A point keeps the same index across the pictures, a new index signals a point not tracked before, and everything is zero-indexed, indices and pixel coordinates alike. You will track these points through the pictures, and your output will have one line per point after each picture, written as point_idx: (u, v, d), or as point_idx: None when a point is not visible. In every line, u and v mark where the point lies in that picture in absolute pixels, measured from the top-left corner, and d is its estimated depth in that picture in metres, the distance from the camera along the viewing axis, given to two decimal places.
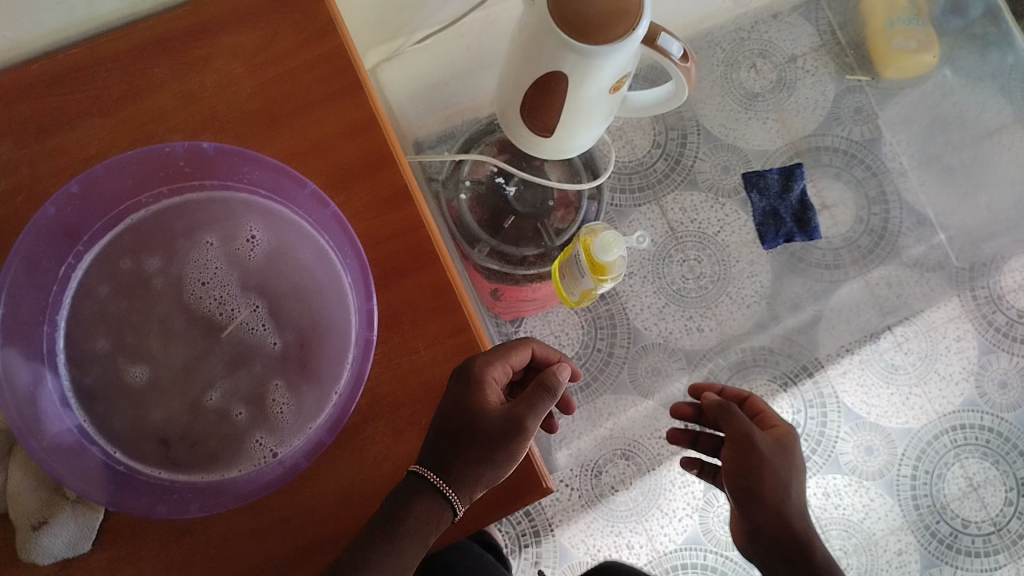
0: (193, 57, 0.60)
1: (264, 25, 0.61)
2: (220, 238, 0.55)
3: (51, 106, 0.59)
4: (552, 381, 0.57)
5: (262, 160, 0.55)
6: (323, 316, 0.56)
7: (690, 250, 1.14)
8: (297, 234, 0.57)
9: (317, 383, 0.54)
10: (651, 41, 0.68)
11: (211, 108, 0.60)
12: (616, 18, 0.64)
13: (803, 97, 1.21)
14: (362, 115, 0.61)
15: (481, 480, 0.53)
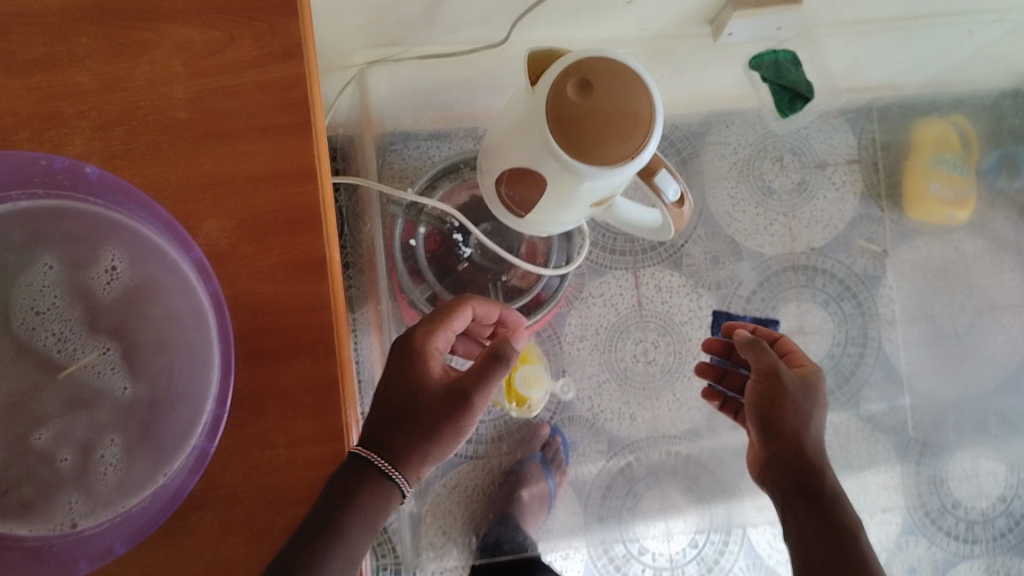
0: (131, 40, 0.52)
1: (221, 29, 0.53)
2: (69, 263, 0.49)
3: None
4: (506, 349, 0.63)
5: (154, 208, 0.50)
6: (177, 382, 0.49)
7: (651, 331, 1.06)
8: (172, 282, 0.50)
9: (154, 451, 0.49)
10: (648, 176, 0.63)
11: (132, 106, 0.52)
12: (620, 136, 0.58)
13: (819, 207, 1.10)
14: (299, 165, 0.53)
15: (431, 448, 0.59)
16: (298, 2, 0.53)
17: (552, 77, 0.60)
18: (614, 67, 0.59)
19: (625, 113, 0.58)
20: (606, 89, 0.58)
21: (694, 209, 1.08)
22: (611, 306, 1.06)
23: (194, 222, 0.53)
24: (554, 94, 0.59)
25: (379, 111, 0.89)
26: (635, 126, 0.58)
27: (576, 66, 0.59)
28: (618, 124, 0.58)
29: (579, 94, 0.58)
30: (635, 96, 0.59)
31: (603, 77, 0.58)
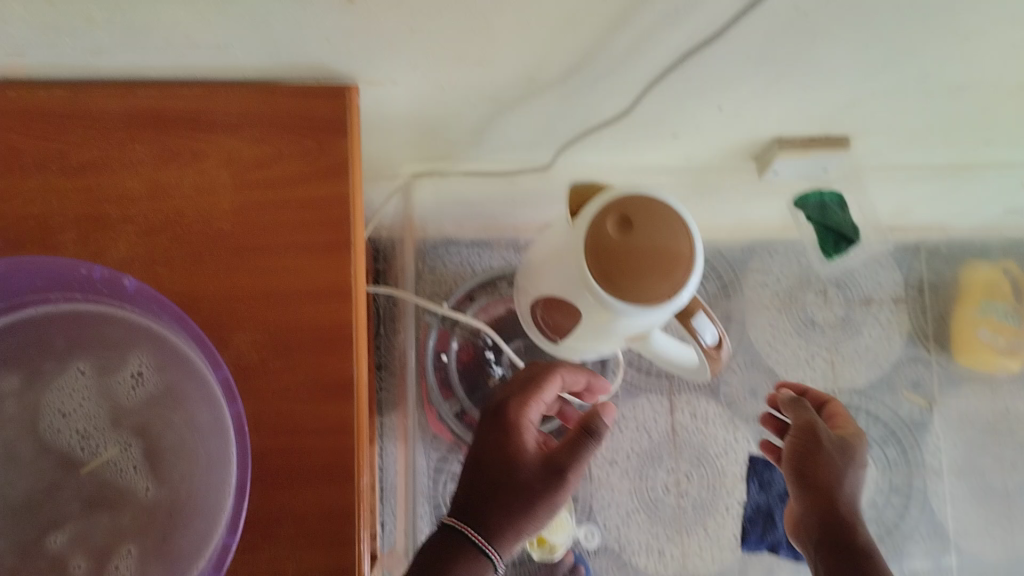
0: (183, 148, 0.52)
1: (270, 142, 0.53)
2: (100, 365, 0.49)
3: (12, 147, 0.51)
4: (598, 426, 0.62)
5: (187, 322, 0.48)
6: (192, 495, 0.48)
7: (684, 461, 1.01)
8: (197, 391, 0.48)
9: (166, 566, 0.47)
10: (685, 317, 0.62)
11: (176, 213, 0.52)
12: (659, 273, 0.58)
13: (863, 345, 1.06)
14: (334, 283, 0.53)
15: (529, 523, 0.57)
16: (348, 122, 0.54)
17: (592, 211, 0.60)
18: (655, 205, 0.60)
19: (665, 251, 0.58)
20: (647, 226, 0.59)
21: (734, 335, 1.06)
22: (643, 431, 1.02)
23: (224, 333, 0.51)
24: (594, 229, 0.59)
25: (423, 217, 0.90)
26: (675, 265, 0.58)
27: (617, 203, 0.60)
28: (658, 263, 0.58)
29: (620, 231, 0.59)
30: (675, 235, 0.59)
31: (644, 215, 0.59)
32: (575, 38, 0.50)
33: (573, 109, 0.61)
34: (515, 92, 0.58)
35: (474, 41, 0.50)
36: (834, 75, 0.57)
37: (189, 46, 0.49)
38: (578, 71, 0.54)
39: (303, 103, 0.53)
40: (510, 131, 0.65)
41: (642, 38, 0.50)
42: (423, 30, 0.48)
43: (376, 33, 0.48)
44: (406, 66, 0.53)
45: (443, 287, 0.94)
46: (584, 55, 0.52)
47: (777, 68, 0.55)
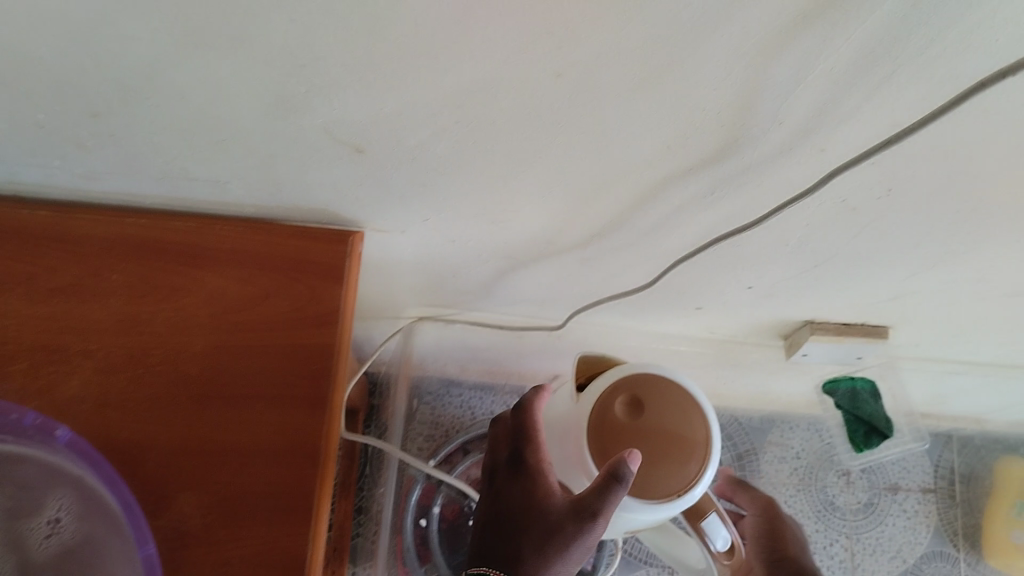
0: (161, 281, 0.48)
1: (257, 283, 0.49)
2: (11, 511, 0.44)
3: None
4: (626, 469, 0.49)
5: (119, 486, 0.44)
6: None
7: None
8: (117, 552, 0.44)
9: None
10: (695, 517, 0.55)
11: (142, 350, 0.47)
12: (669, 464, 0.52)
13: (886, 535, 0.97)
14: (303, 447, 0.47)
15: (562, 569, 0.49)
16: (346, 273, 0.49)
17: (600, 387, 0.55)
18: (670, 387, 0.55)
19: (677, 441, 0.53)
20: (659, 410, 0.54)
21: None
22: None
23: (168, 490, 0.45)
24: (599, 406, 0.54)
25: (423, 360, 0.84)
26: (687, 457, 0.53)
27: (628, 381, 0.55)
28: (668, 453, 0.52)
29: (627, 413, 0.53)
30: (691, 423, 0.54)
31: (657, 399, 0.54)
32: (599, 208, 0.46)
33: (592, 273, 0.57)
34: (531, 252, 0.53)
35: (490, 200, 0.46)
36: (879, 270, 0.52)
37: (184, 179, 0.45)
38: (599, 238, 0.50)
39: (300, 245, 0.49)
40: (521, 287, 0.61)
41: (671, 216, 0.46)
42: (435, 187, 0.45)
43: (385, 185, 0.45)
44: (415, 218, 0.49)
45: (437, 433, 0.88)
46: (608, 224, 0.48)
47: (816, 257, 0.51)
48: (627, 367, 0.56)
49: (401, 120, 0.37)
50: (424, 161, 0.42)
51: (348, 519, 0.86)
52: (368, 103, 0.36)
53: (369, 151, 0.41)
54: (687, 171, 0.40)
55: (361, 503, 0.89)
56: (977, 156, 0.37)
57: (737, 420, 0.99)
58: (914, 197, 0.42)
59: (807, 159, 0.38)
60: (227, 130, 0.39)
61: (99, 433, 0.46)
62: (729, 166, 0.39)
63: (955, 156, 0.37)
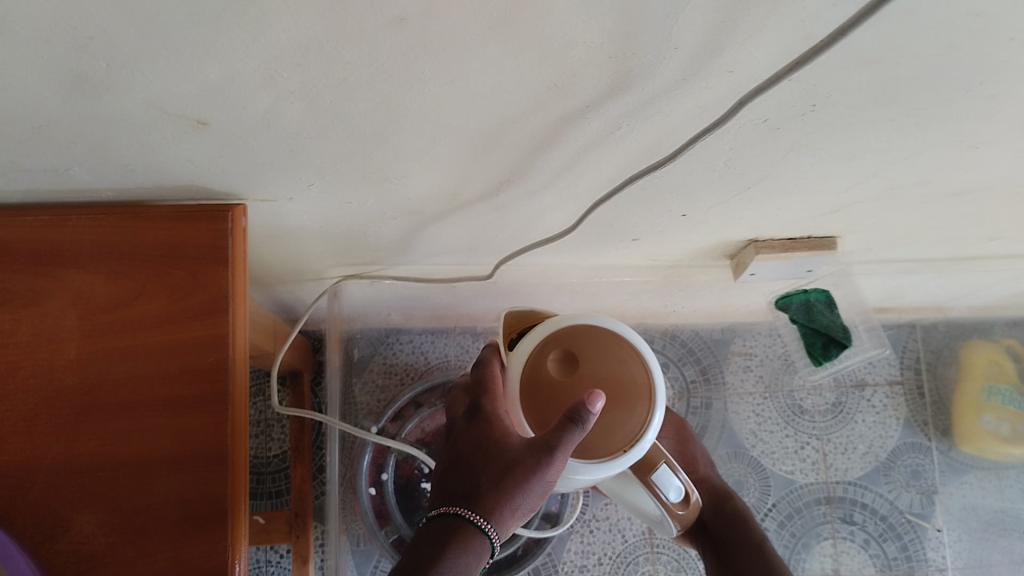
0: (20, 286, 0.43)
1: (131, 276, 0.44)
2: None
3: None
4: (584, 412, 0.47)
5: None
6: None
7: (662, 564, 0.85)
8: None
9: None
10: (646, 471, 0.56)
11: (6, 365, 0.42)
12: (611, 420, 0.52)
13: (856, 433, 0.96)
14: (206, 451, 0.42)
15: (522, 503, 0.46)
16: (231, 252, 0.44)
17: (531, 343, 0.54)
18: (605, 338, 0.54)
19: (618, 394, 0.52)
20: (596, 363, 0.53)
21: (715, 427, 0.95)
22: (617, 532, 0.86)
23: (63, 514, 0.41)
24: (531, 364, 0.53)
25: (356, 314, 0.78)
26: (629, 409, 0.52)
27: (558, 337, 0.54)
28: (611, 406, 0.52)
29: (562, 369, 0.52)
30: (630, 373, 0.53)
31: (592, 352, 0.53)
32: (498, 155, 0.41)
33: (511, 220, 0.52)
34: (440, 206, 0.49)
35: (375, 159, 0.41)
36: (821, 183, 0.47)
37: (17, 172, 0.39)
38: (510, 185, 0.45)
39: (173, 228, 0.44)
40: (441, 239, 0.56)
41: (580, 157, 0.41)
42: (307, 152, 0.39)
43: (250, 155, 0.39)
44: (298, 184, 0.44)
45: (393, 381, 0.84)
46: (513, 170, 0.43)
47: (747, 180, 0.46)
48: (557, 321, 0.54)
49: (234, 87, 0.32)
50: (283, 128, 0.36)
51: (308, 482, 0.84)
52: (188, 72, 0.30)
53: (214, 123, 0.35)
54: (582, 110, 0.35)
55: (322, 462, 0.87)
56: (902, 60, 0.32)
57: (699, 334, 0.97)
58: (843, 109, 0.37)
59: (713, 83, 0.33)
60: (38, 118, 0.33)
61: None
62: (627, 101, 0.34)
63: (879, 63, 0.32)
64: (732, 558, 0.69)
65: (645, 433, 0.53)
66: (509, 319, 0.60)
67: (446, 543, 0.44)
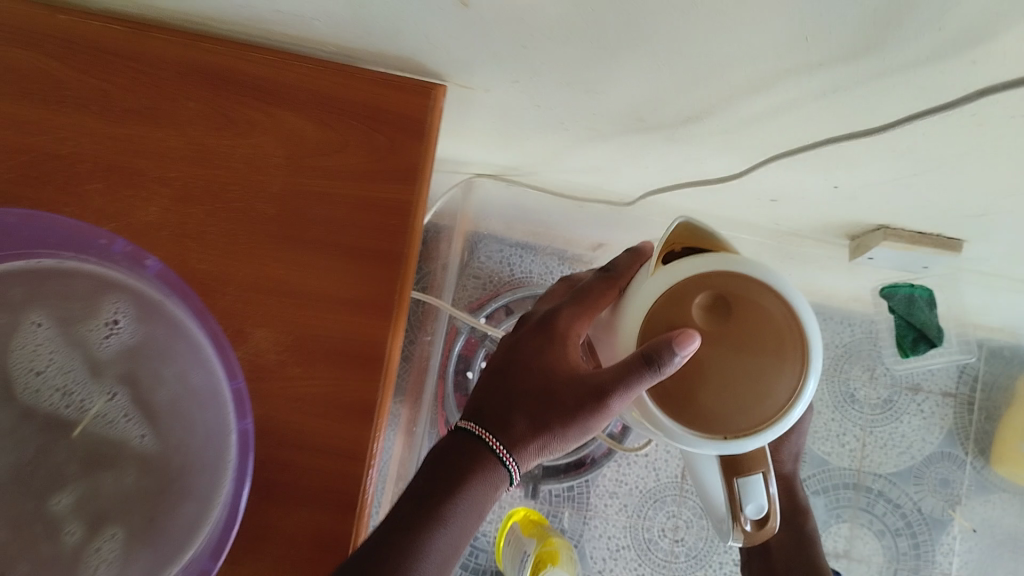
0: (243, 115, 0.47)
1: (339, 128, 0.47)
2: (67, 317, 0.43)
3: (75, 84, 0.47)
4: (665, 357, 0.39)
5: (206, 320, 0.44)
6: (179, 481, 0.43)
7: (687, 508, 0.86)
8: (195, 369, 0.44)
9: (155, 550, 0.42)
10: (731, 472, 0.44)
11: (220, 184, 0.46)
12: (741, 394, 0.40)
13: (897, 432, 0.98)
14: (377, 301, 0.47)
15: (555, 448, 0.45)
16: (429, 126, 0.48)
17: (683, 272, 0.41)
18: (774, 297, 0.41)
19: (754, 377, 0.40)
20: (751, 325, 0.41)
21: None
22: (652, 470, 0.86)
23: (246, 326, 0.46)
24: (670, 296, 0.41)
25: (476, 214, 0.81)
26: (755, 395, 0.40)
27: (721, 277, 0.41)
28: (737, 382, 0.40)
29: (701, 318, 0.41)
30: (782, 347, 0.41)
31: (746, 314, 0.41)
32: (701, 91, 0.43)
33: (672, 153, 0.54)
34: (616, 125, 0.51)
35: (587, 68, 0.43)
36: (981, 184, 0.49)
37: (271, 10, 0.44)
38: (694, 122, 0.48)
39: (385, 94, 0.47)
40: (593, 156, 0.59)
41: (774, 108, 0.44)
42: (533, 50, 0.42)
43: (479, 42, 0.43)
44: (502, 77, 0.47)
45: (477, 284, 0.85)
46: (704, 109, 0.46)
47: (918, 164, 0.48)
48: (727, 256, 0.41)
49: None
50: (530, 27, 0.39)
51: None
52: None
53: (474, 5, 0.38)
54: (812, 66, 0.38)
55: None
56: None
57: None
58: None
59: (948, 68, 0.36)
60: None
61: (183, 262, 0.46)
62: (860, 66, 0.37)
63: None
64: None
65: (757, 432, 0.40)
66: (678, 230, 0.45)
67: (467, 472, 0.44)
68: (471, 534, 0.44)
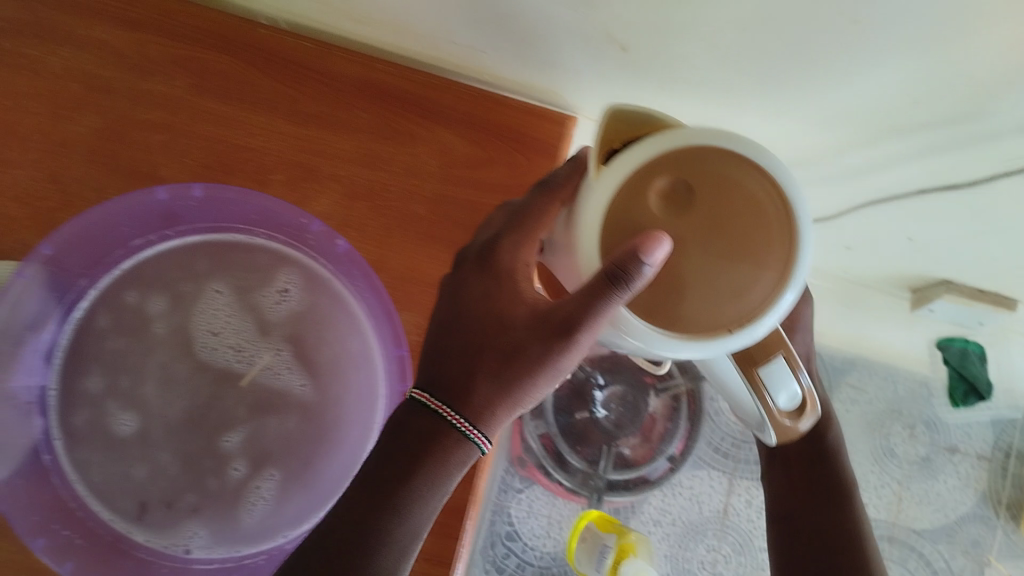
0: (404, 127, 0.54)
1: (484, 145, 0.55)
2: (245, 286, 0.51)
3: (263, 87, 0.54)
4: (633, 271, 0.32)
5: (380, 295, 0.51)
6: (333, 435, 0.50)
7: (726, 543, 0.89)
8: (355, 340, 0.51)
9: (309, 491, 0.49)
10: (751, 362, 0.40)
11: (380, 185, 0.54)
12: (731, 286, 0.34)
13: (933, 490, 0.97)
14: None
15: (522, 389, 0.41)
16: (563, 149, 0.55)
17: (631, 161, 0.34)
18: (740, 166, 0.34)
19: (740, 268, 0.34)
20: (719, 203, 0.34)
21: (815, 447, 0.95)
22: (696, 502, 0.90)
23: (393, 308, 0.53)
24: (625, 194, 0.34)
25: None
26: (745, 287, 0.34)
27: (675, 161, 0.34)
28: (723, 271, 0.34)
29: (665, 215, 0.34)
30: (764, 226, 0.34)
31: (713, 193, 0.34)
32: (811, 140, 0.51)
33: None
34: None
35: (714, 114, 0.50)
36: None
37: (447, 41, 0.52)
38: (795, 170, 0.55)
39: (529, 119, 0.55)
40: None
41: (876, 150, 0.50)
42: (668, 93, 0.49)
43: (623, 81, 0.50)
44: None
45: None
46: (808, 157, 0.53)
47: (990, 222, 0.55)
48: (673, 132, 0.34)
49: (680, 34, 0.43)
50: (677, 72, 0.47)
51: None
52: (648, 9, 0.41)
53: (631, 49, 0.46)
54: (927, 125, 0.46)
55: None
56: None
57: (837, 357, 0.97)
58: None
59: None
60: (512, 10, 0.45)
61: None
62: (974, 127, 0.45)
63: None
64: (816, 522, 0.58)
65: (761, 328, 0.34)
66: (609, 117, 0.38)
67: (425, 455, 0.41)
68: (430, 507, 0.42)
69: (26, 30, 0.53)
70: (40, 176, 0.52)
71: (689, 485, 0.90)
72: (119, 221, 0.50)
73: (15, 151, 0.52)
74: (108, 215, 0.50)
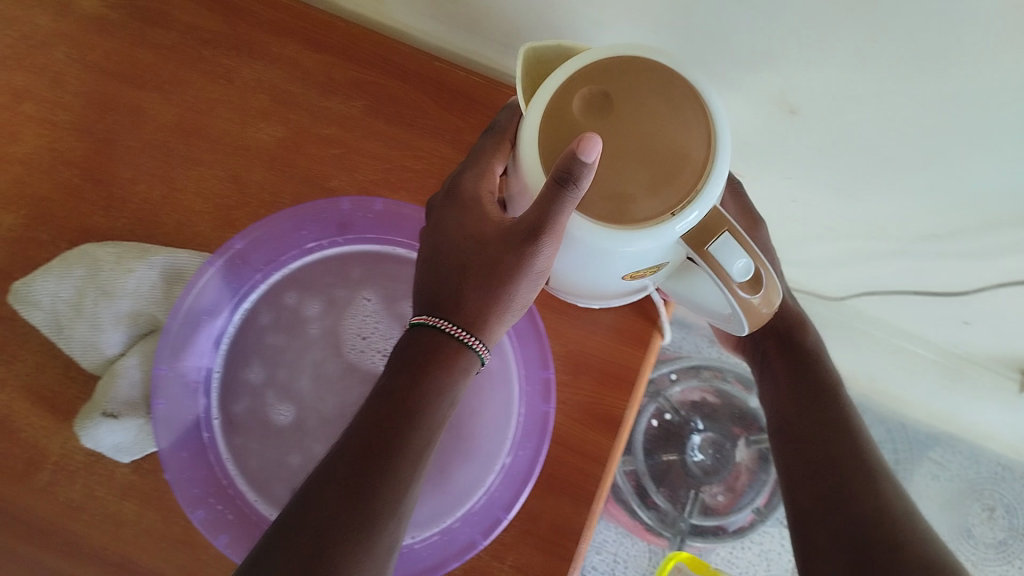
0: None
1: None
2: (395, 295, 0.54)
3: (431, 116, 0.57)
4: (577, 172, 0.34)
5: (533, 316, 0.54)
6: (471, 445, 0.54)
7: None
8: (501, 361, 0.55)
9: (443, 494, 0.53)
10: (699, 243, 0.38)
11: None
12: (659, 176, 0.36)
13: (1008, 574, 0.96)
14: (639, 333, 0.56)
15: (504, 301, 0.41)
16: None
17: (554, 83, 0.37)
18: (643, 71, 0.37)
19: (664, 163, 0.36)
20: (633, 104, 0.36)
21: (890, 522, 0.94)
22: (764, 559, 0.88)
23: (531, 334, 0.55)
24: (553, 110, 0.37)
25: None
26: (674, 176, 0.36)
27: (585, 75, 0.37)
28: (650, 165, 0.36)
29: (590, 121, 0.36)
30: (681, 127, 0.36)
31: (627, 96, 0.36)
32: (956, 216, 0.53)
33: (897, 263, 0.62)
34: (857, 230, 0.60)
35: (867, 178, 0.52)
36: None
37: None
38: (933, 240, 0.57)
39: None
40: (809, 252, 0.67)
41: None
42: (824, 155, 0.51)
43: (783, 144, 0.51)
44: (779, 173, 0.55)
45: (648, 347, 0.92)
46: (951, 230, 0.55)
47: None
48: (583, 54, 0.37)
49: (856, 103, 0.45)
50: (842, 137, 0.48)
51: None
52: (831, 79, 0.43)
53: (801, 113, 0.47)
54: None
55: None
56: None
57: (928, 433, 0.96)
58: None
59: None
60: None
61: None
62: None
63: None
64: (812, 479, 0.49)
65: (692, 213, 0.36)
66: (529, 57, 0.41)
67: (429, 365, 0.40)
68: (443, 414, 0.40)
69: (227, 41, 0.57)
70: (224, 176, 0.56)
71: (756, 539, 0.88)
72: (304, 225, 0.54)
73: (206, 151, 0.56)
74: (289, 217, 0.54)
